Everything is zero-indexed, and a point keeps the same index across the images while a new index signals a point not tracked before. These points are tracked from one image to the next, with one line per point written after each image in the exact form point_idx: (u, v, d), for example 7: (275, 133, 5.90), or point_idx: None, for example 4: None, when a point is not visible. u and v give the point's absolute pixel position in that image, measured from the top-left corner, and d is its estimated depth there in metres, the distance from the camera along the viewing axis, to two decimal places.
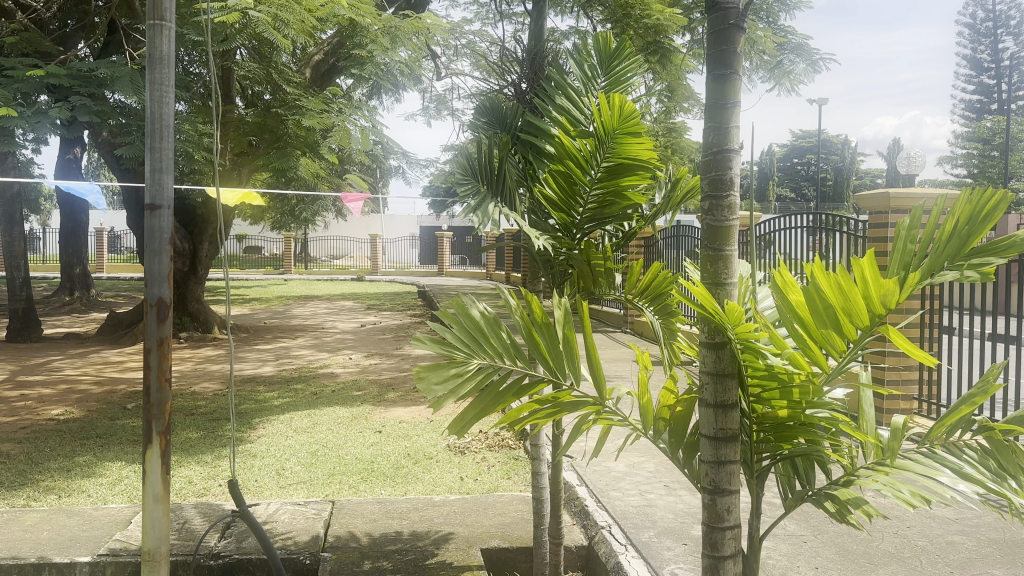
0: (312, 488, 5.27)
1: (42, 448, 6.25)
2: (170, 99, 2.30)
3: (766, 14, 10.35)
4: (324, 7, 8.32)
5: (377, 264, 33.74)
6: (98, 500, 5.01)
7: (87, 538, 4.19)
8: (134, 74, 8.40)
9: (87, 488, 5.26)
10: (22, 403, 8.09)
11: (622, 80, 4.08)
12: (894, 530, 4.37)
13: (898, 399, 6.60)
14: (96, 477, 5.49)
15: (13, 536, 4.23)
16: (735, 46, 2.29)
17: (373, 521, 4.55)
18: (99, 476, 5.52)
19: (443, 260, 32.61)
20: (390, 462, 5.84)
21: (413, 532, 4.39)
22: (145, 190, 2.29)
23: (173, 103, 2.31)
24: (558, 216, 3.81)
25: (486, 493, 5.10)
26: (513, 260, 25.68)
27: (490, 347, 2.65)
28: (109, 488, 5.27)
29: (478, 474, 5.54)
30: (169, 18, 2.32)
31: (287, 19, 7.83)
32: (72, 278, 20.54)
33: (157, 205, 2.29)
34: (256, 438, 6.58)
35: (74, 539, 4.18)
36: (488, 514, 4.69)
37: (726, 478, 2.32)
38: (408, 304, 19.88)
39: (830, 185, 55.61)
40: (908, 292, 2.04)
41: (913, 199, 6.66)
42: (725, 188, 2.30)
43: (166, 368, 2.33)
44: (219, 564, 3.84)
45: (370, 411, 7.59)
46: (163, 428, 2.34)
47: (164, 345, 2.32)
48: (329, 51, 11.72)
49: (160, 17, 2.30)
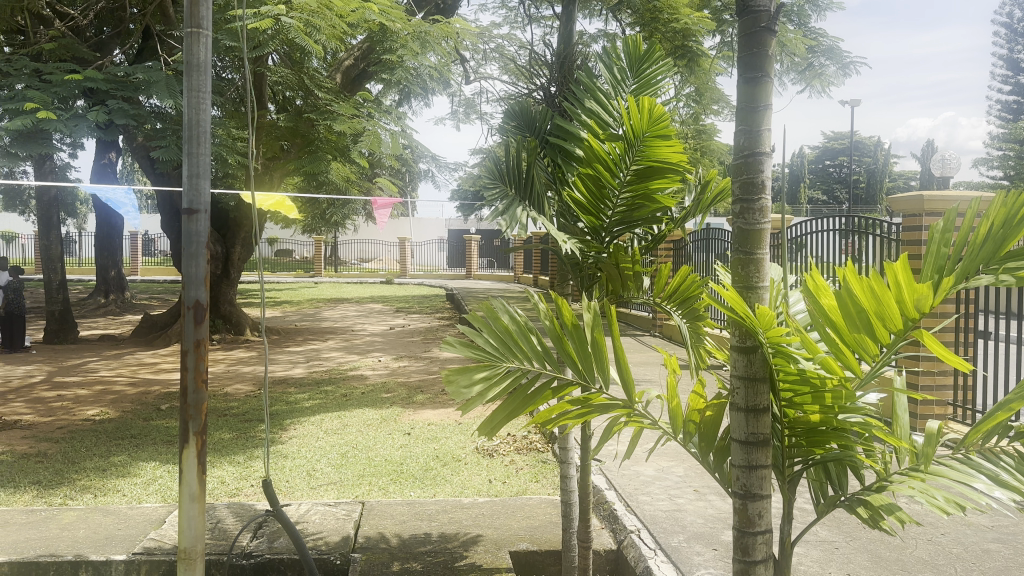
0: (343, 489, 5.32)
1: (79, 448, 6.38)
2: (207, 106, 2.35)
3: (796, 16, 10.28)
4: (354, 12, 8.39)
5: (406, 268, 33.95)
6: (133, 499, 5.10)
7: (123, 537, 4.28)
8: (169, 78, 8.57)
9: (123, 486, 5.36)
10: (59, 404, 8.26)
11: (652, 83, 4.08)
12: (928, 538, 4.29)
13: (932, 404, 6.50)
14: (131, 477, 5.59)
15: (49, 535, 4.32)
16: (765, 49, 2.28)
17: (403, 523, 4.58)
18: (133, 476, 5.61)
19: (471, 263, 32.77)
20: (419, 464, 5.88)
21: (442, 534, 4.41)
22: (183, 194, 2.34)
23: (210, 109, 2.35)
24: (586, 219, 3.81)
25: (514, 496, 5.11)
26: (542, 263, 25.74)
27: (520, 351, 2.67)
28: (144, 487, 5.36)
29: (506, 477, 5.55)
30: (205, 26, 2.35)
31: (318, 25, 7.94)
32: (108, 281, 20.94)
33: (195, 210, 2.34)
34: (288, 439, 6.66)
35: (110, 538, 4.26)
36: (516, 516, 4.70)
37: (757, 483, 2.31)
38: (437, 307, 20.02)
39: (861, 188, 54.96)
40: (941, 297, 2.02)
41: (947, 201, 6.57)
42: (756, 192, 2.29)
43: (202, 370, 2.37)
44: (252, 564, 3.90)
45: (398, 413, 7.64)
46: (200, 428, 2.38)
47: (201, 346, 2.37)
48: (360, 57, 11.86)
49: (197, 25, 2.33)
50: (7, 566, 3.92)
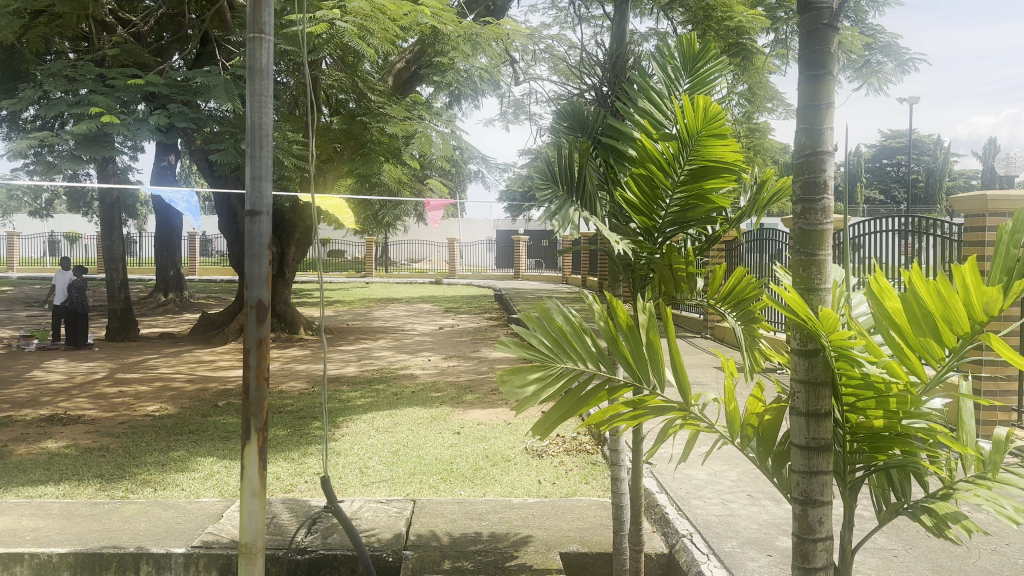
0: (394, 487, 5.38)
1: (140, 443, 6.57)
2: (268, 110, 2.39)
3: (853, 13, 10.05)
4: (407, 16, 8.47)
5: (455, 268, 34.17)
6: (191, 494, 5.22)
7: (182, 530, 4.39)
8: (227, 83, 8.77)
9: (182, 481, 5.50)
10: (121, 400, 8.53)
11: (706, 81, 4.03)
12: (993, 548, 4.15)
13: (996, 411, 6.29)
14: (189, 472, 5.73)
15: (113, 527, 4.45)
16: (827, 46, 2.24)
17: (454, 521, 4.61)
18: (191, 471, 5.76)
19: (520, 263, 32.80)
20: (469, 463, 5.91)
21: (492, 534, 4.42)
22: (246, 196, 2.39)
23: (271, 113, 2.39)
24: (639, 220, 3.78)
25: (564, 497, 5.09)
26: (591, 264, 25.65)
27: (574, 352, 2.66)
28: (202, 482, 5.49)
29: (555, 478, 5.54)
30: (267, 31, 2.40)
31: (372, 29, 8.04)
32: (167, 280, 21.52)
33: (257, 211, 2.39)
34: (340, 437, 6.76)
35: (170, 531, 4.37)
36: (566, 518, 4.69)
37: (818, 489, 2.26)
38: (486, 307, 20.12)
39: (920, 188, 53.47)
40: (1012, 300, 1.95)
41: (1013, 201, 6.34)
42: (818, 192, 2.24)
43: (264, 368, 2.42)
44: (306, 559, 3.96)
45: (448, 413, 7.70)
46: (261, 425, 2.43)
47: (263, 345, 2.42)
48: (411, 59, 11.97)
49: (260, 30, 2.38)
50: (72, 557, 4.04)
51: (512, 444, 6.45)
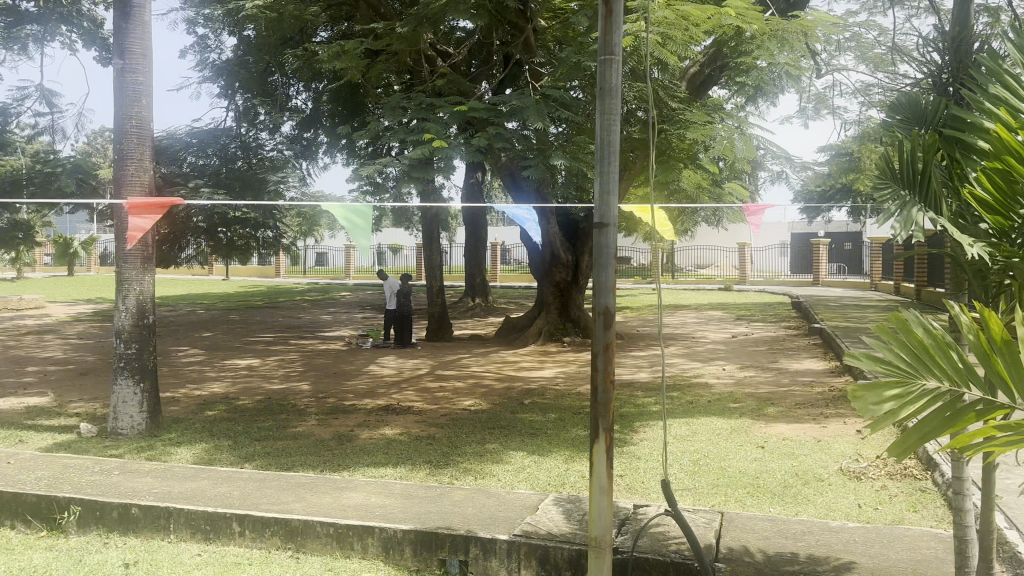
0: (700, 496, 5.32)
1: (462, 434, 7.20)
2: (616, 129, 2.61)
3: None
4: (708, 18, 8.37)
5: (745, 272, 32.97)
6: (507, 485, 5.61)
7: (504, 519, 4.70)
8: (538, 103, 9.35)
9: (499, 471, 5.94)
10: (442, 394, 9.44)
11: None
12: None
13: None
14: (504, 463, 6.16)
15: (446, 509, 4.92)
16: None
17: (767, 538, 4.44)
18: (506, 463, 6.18)
19: (818, 268, 30.74)
20: (777, 479, 5.67)
21: (811, 556, 4.17)
22: (596, 211, 2.60)
23: (620, 132, 2.62)
24: (993, 220, 3.30)
25: (889, 524, 4.67)
26: (905, 270, 23.27)
27: (938, 368, 2.42)
28: (515, 474, 5.87)
29: (878, 503, 5.10)
30: (617, 53, 2.65)
31: (675, 35, 8.07)
32: (474, 286, 23.29)
33: (606, 224, 2.58)
34: (641, 442, 6.85)
35: (494, 519, 4.71)
36: (894, 546, 4.29)
37: None
38: (781, 315, 19.16)
39: None
40: None
41: None
42: None
43: (611, 372, 2.61)
44: (623, 561, 4.03)
45: (750, 424, 7.45)
46: (608, 426, 2.62)
47: (610, 350, 2.60)
48: (705, 63, 11.81)
49: (610, 54, 2.63)
50: (413, 536, 4.46)
51: (828, 462, 6.07)
